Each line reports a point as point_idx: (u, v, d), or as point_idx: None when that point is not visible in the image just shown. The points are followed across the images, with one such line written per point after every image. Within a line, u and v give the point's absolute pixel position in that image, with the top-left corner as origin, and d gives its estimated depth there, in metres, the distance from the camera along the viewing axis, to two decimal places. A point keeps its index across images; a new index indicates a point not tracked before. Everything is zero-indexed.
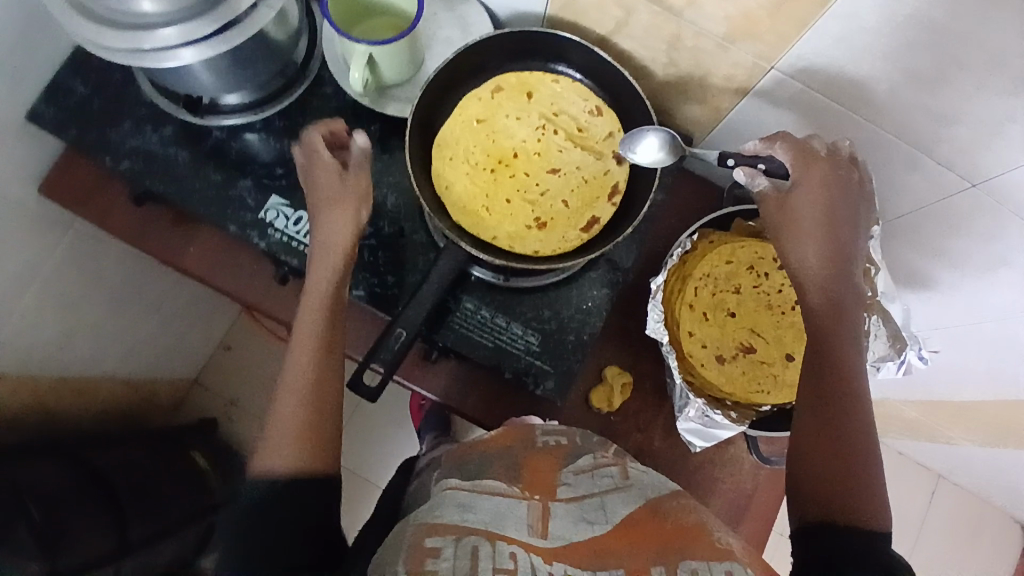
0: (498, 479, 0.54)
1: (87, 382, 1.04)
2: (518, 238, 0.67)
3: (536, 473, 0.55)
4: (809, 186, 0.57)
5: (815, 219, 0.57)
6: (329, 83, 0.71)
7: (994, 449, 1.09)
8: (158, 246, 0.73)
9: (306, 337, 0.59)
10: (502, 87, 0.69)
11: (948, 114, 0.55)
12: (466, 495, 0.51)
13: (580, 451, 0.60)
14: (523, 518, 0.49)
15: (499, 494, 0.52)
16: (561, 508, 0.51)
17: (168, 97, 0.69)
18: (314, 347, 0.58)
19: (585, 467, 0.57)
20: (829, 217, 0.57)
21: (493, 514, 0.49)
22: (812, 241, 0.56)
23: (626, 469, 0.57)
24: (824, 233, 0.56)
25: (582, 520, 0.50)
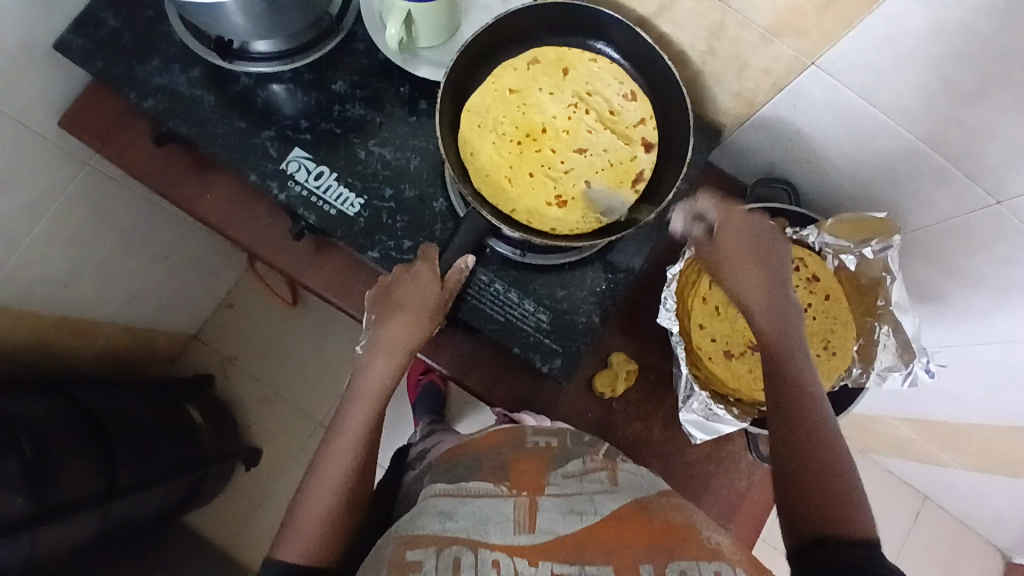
0: (484, 480, 0.54)
1: (88, 324, 1.03)
2: (537, 213, 0.66)
3: (524, 472, 0.54)
4: (732, 224, 0.60)
5: (741, 251, 0.59)
6: (363, 40, 0.71)
7: (984, 475, 1.09)
8: (174, 190, 0.72)
9: (374, 391, 0.60)
10: (539, 60, 0.69)
11: (983, 129, 0.54)
12: (447, 503, 0.51)
13: (569, 454, 0.58)
14: (509, 517, 0.49)
15: (483, 497, 0.51)
16: (548, 504, 0.50)
17: (199, 39, 0.69)
18: (378, 407, 0.59)
19: (574, 471, 0.55)
20: (755, 248, 0.59)
21: (475, 518, 0.49)
22: (744, 271, 0.58)
23: (615, 474, 0.55)
24: (760, 271, 0.58)
25: (570, 516, 0.49)
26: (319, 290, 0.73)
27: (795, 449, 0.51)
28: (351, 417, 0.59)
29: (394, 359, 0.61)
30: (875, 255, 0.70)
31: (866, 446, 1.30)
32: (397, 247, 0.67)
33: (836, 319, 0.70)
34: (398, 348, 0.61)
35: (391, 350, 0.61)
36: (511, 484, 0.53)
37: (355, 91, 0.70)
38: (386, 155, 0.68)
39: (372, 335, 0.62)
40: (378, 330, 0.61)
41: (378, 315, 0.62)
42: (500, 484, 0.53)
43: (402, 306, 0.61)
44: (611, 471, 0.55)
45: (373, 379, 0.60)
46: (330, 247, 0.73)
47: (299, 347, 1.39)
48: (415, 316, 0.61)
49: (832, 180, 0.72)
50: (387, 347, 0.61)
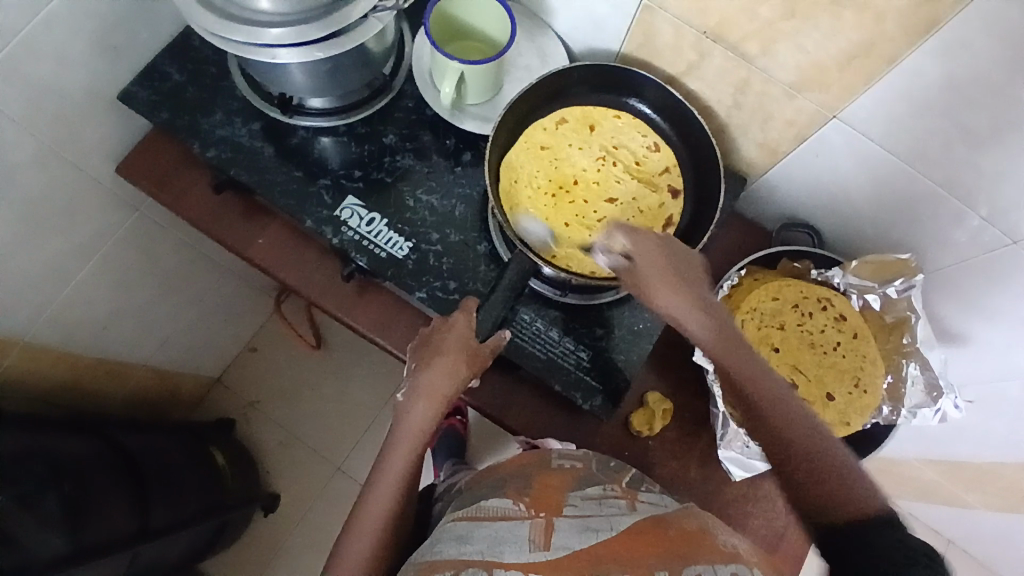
0: (503, 500, 0.53)
1: (122, 365, 1.05)
2: (577, 258, 0.70)
3: (544, 489, 0.53)
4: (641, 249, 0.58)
5: (659, 274, 0.57)
6: (411, 96, 0.76)
7: (1009, 516, 1.09)
8: (228, 235, 0.76)
9: (412, 437, 0.58)
10: (567, 119, 0.74)
11: (998, 173, 0.58)
12: (464, 526, 0.51)
13: (592, 477, 0.57)
14: (524, 537, 0.48)
15: (501, 518, 0.51)
16: (565, 523, 0.49)
17: (261, 95, 0.74)
18: (415, 456, 0.58)
19: (594, 495, 0.53)
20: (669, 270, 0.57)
21: (491, 539, 0.48)
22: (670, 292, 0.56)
23: (635, 504, 0.53)
24: (682, 285, 0.57)
25: (588, 532, 0.47)
26: (363, 330, 0.75)
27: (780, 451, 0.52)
28: (388, 465, 0.57)
29: (434, 406, 0.59)
30: (898, 295, 0.72)
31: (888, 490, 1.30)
32: (444, 288, 0.70)
33: (865, 357, 0.72)
34: (437, 393, 0.59)
35: (431, 396, 0.59)
36: (530, 504, 0.52)
37: (404, 142, 0.75)
38: (433, 202, 0.73)
39: (412, 380, 0.60)
40: (418, 376, 0.60)
41: (418, 362, 0.61)
42: (520, 501, 0.52)
43: (442, 352, 0.60)
44: (631, 500, 0.53)
45: (412, 426, 0.59)
46: (375, 289, 0.76)
47: (321, 390, 1.40)
48: (454, 362, 0.60)
49: (853, 224, 0.76)
50: (427, 392, 0.59)
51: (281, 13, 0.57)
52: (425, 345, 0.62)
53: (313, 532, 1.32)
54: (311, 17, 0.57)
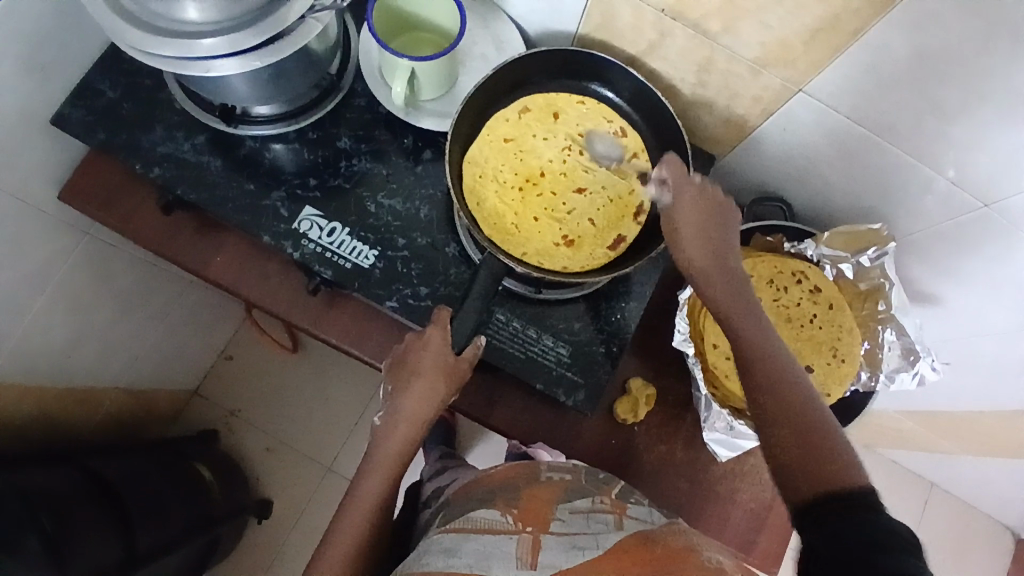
0: (492, 511, 0.54)
1: (92, 391, 1.02)
2: (547, 254, 0.68)
3: (532, 502, 0.54)
4: (686, 204, 0.59)
5: (698, 237, 0.59)
6: (362, 95, 0.73)
7: (986, 459, 1.12)
8: (182, 255, 0.73)
9: (391, 460, 0.58)
10: (530, 108, 0.71)
11: (966, 142, 0.57)
12: (451, 539, 0.51)
13: (581, 489, 0.57)
14: (511, 554, 0.49)
15: (488, 532, 0.51)
16: (552, 541, 0.50)
17: (202, 106, 0.70)
18: (394, 477, 0.58)
19: (582, 507, 0.54)
20: (707, 232, 0.59)
21: (478, 554, 0.49)
22: (698, 242, 0.58)
23: (622, 519, 0.54)
24: (707, 235, 0.59)
25: (574, 549, 0.49)
26: (334, 341, 0.73)
27: (781, 415, 0.51)
28: (365, 488, 0.57)
29: (412, 431, 0.59)
30: (871, 263, 0.73)
31: (870, 441, 1.33)
32: (414, 295, 0.68)
33: (842, 327, 0.72)
34: (416, 414, 0.59)
35: (409, 419, 0.59)
36: (517, 516, 0.53)
37: (360, 145, 0.71)
38: (396, 207, 0.70)
39: (390, 404, 0.59)
40: (396, 400, 0.59)
41: (395, 384, 0.60)
42: (507, 514, 0.53)
43: (418, 373, 0.59)
44: (619, 516, 0.54)
45: (389, 448, 0.58)
46: (343, 299, 0.73)
47: (303, 393, 1.38)
48: (431, 382, 0.59)
49: (824, 195, 0.76)
50: (406, 417, 0.59)
51: (212, 21, 0.53)
52: (400, 365, 0.60)
53: (309, 534, 1.32)
54: (245, 24, 0.53)
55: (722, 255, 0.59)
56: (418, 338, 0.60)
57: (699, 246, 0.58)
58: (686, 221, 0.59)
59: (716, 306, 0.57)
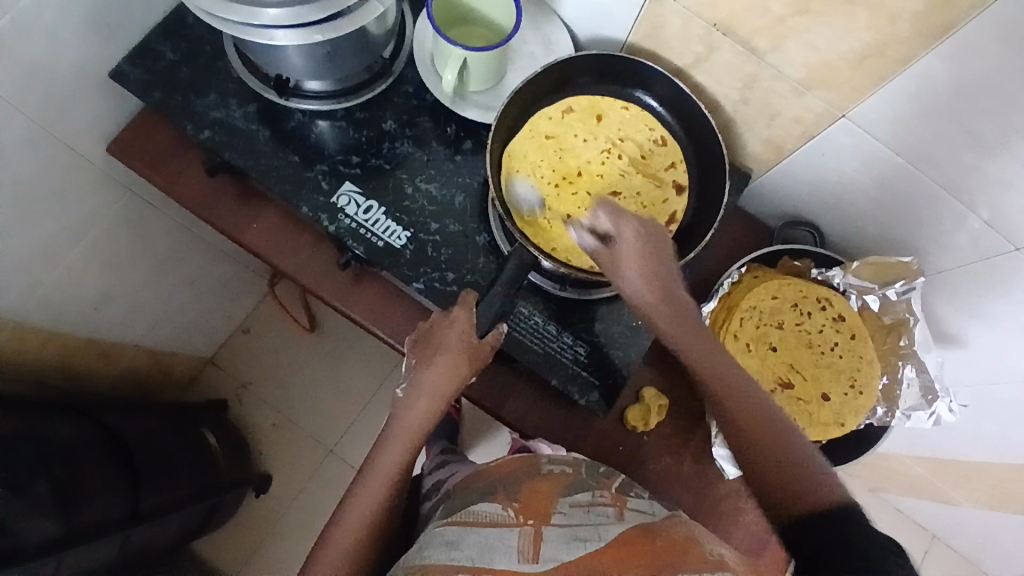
0: (492, 505, 0.54)
1: (113, 347, 1.04)
2: (575, 252, 0.69)
3: (533, 495, 0.55)
4: (625, 233, 0.59)
5: (643, 259, 0.59)
6: (411, 81, 0.75)
7: (995, 514, 1.10)
8: (221, 219, 0.75)
9: (410, 434, 0.58)
10: (573, 108, 0.72)
11: (1007, 183, 0.57)
12: (453, 532, 0.52)
13: (581, 483, 0.58)
14: (513, 547, 0.49)
15: (490, 524, 0.51)
16: (553, 532, 0.50)
17: (258, 77, 0.73)
18: (411, 452, 0.58)
19: (582, 502, 0.54)
20: (660, 258, 0.59)
21: (481, 546, 0.49)
22: (632, 272, 0.59)
23: (623, 511, 0.54)
24: (654, 263, 0.59)
25: (575, 541, 0.48)
26: (359, 319, 0.74)
27: (760, 452, 0.52)
28: (382, 460, 0.58)
29: (433, 407, 0.59)
30: (898, 296, 0.72)
31: (876, 484, 1.31)
32: (442, 279, 0.69)
33: (862, 358, 0.72)
34: (437, 391, 0.59)
35: (430, 395, 0.59)
36: (519, 510, 0.53)
37: (403, 129, 0.73)
38: (432, 191, 0.71)
39: (412, 378, 0.60)
40: (419, 374, 0.60)
41: (419, 358, 0.60)
42: (509, 507, 0.53)
43: (443, 349, 0.60)
44: (619, 508, 0.54)
45: (408, 422, 0.59)
46: (371, 278, 0.74)
47: (313, 374, 1.40)
48: (455, 360, 0.59)
49: (856, 224, 0.76)
50: (428, 392, 0.59)
51: None
52: (424, 343, 0.61)
53: (306, 514, 1.33)
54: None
55: (658, 278, 0.59)
56: (444, 318, 0.61)
57: (637, 274, 0.59)
58: (631, 262, 0.59)
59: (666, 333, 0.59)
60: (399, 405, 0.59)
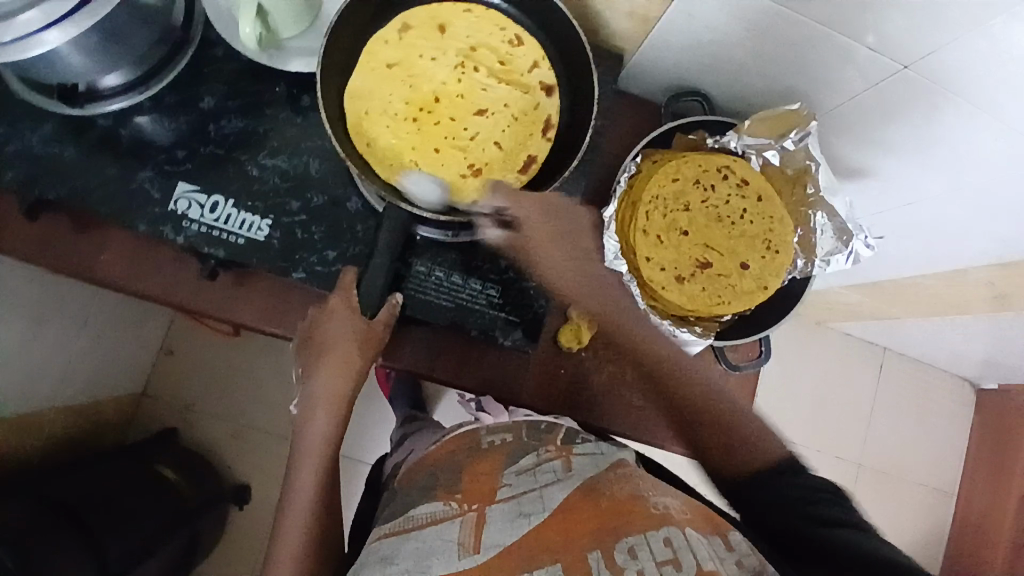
0: (432, 502, 0.51)
1: (19, 418, 0.95)
2: (454, 190, 0.63)
3: (476, 478, 0.53)
4: (334, 320, 0.56)
5: (343, 350, 0.56)
6: (219, 44, 0.64)
7: (932, 319, 1.16)
8: (59, 260, 0.65)
9: (320, 445, 0.57)
10: (411, 25, 0.64)
11: (876, 3, 0.53)
12: (388, 545, 0.49)
13: (526, 447, 0.56)
14: (454, 542, 0.47)
15: (432, 523, 0.49)
16: (497, 512, 0.49)
17: (40, 90, 0.61)
18: (328, 461, 0.57)
19: (528, 465, 0.54)
20: (358, 342, 0.57)
21: (419, 554, 0.47)
22: (336, 376, 0.57)
23: (569, 461, 0.54)
24: (345, 343, 0.56)
25: (519, 520, 0.48)
26: (250, 324, 0.67)
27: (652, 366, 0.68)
28: (300, 481, 0.56)
29: (334, 411, 0.58)
30: (796, 146, 0.70)
31: (824, 318, 1.35)
32: (323, 260, 0.62)
33: (772, 218, 0.68)
34: (336, 394, 0.58)
35: (328, 400, 0.58)
36: (462, 499, 0.51)
37: (229, 102, 0.64)
38: (282, 166, 0.63)
39: (305, 388, 0.58)
40: (310, 382, 0.58)
41: (305, 366, 0.58)
42: (450, 501, 0.51)
43: (328, 349, 0.57)
44: (566, 458, 0.54)
45: (315, 435, 0.57)
46: (252, 277, 0.67)
47: (258, 374, 1.34)
48: (343, 358, 0.57)
49: (741, 81, 0.71)
50: (324, 398, 0.58)
51: None
52: (304, 351, 0.58)
53: None
54: None
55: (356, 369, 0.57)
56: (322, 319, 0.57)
57: (334, 381, 0.57)
58: (337, 330, 0.56)
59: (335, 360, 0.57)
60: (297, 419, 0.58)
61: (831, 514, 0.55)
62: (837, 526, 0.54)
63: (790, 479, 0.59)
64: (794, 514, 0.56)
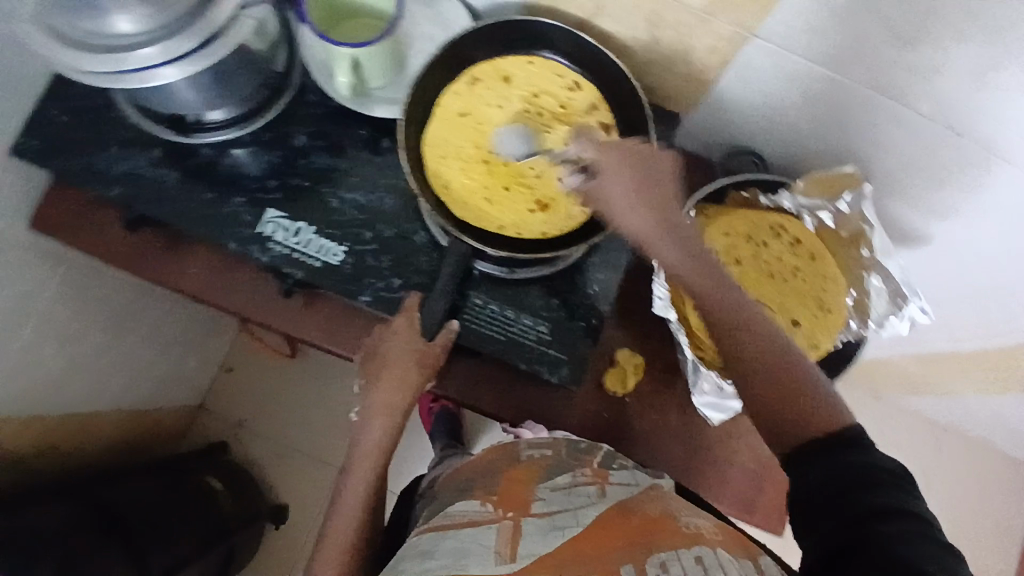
0: (469, 501, 0.54)
1: (90, 418, 1.02)
2: (523, 224, 0.67)
3: (511, 485, 0.54)
4: (396, 334, 0.60)
5: (402, 363, 0.60)
6: (313, 91, 0.72)
7: (995, 396, 1.10)
8: (154, 272, 0.72)
9: (372, 454, 0.60)
10: (478, 78, 0.69)
11: (934, 69, 0.55)
12: (428, 540, 0.50)
13: (562, 464, 0.58)
14: (492, 548, 0.47)
15: (468, 524, 0.50)
16: (532, 524, 0.49)
17: (153, 118, 0.69)
18: (377, 472, 0.59)
19: (563, 484, 0.55)
20: (416, 360, 0.60)
21: (454, 552, 0.47)
22: (386, 388, 0.60)
23: (604, 487, 0.55)
24: (403, 356, 0.60)
25: (553, 532, 0.48)
26: (316, 342, 0.72)
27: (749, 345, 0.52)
28: (350, 487, 0.59)
29: (388, 424, 0.60)
30: (851, 208, 0.70)
31: (877, 388, 1.30)
32: (387, 287, 0.67)
33: (825, 277, 0.70)
34: (392, 408, 0.61)
35: (384, 413, 0.60)
36: (498, 504, 0.52)
37: (317, 141, 0.71)
38: (360, 200, 0.69)
39: (364, 398, 0.61)
40: (370, 393, 0.61)
41: (366, 377, 0.62)
42: (486, 504, 0.53)
43: (388, 364, 0.60)
44: (601, 485, 0.55)
45: (370, 443, 0.60)
46: (320, 299, 0.73)
47: (306, 397, 1.39)
48: (402, 373, 0.60)
49: (795, 143, 0.74)
50: (380, 409, 0.60)
51: (144, 32, 0.52)
52: (366, 365, 0.62)
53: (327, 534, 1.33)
54: (176, 28, 0.52)
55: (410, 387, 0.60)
56: (387, 336, 0.61)
57: (385, 393, 0.60)
58: (396, 343, 0.60)
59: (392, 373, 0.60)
60: (354, 426, 0.61)
61: (889, 506, 0.44)
62: (923, 556, 0.41)
63: (860, 456, 0.47)
64: (862, 493, 0.45)
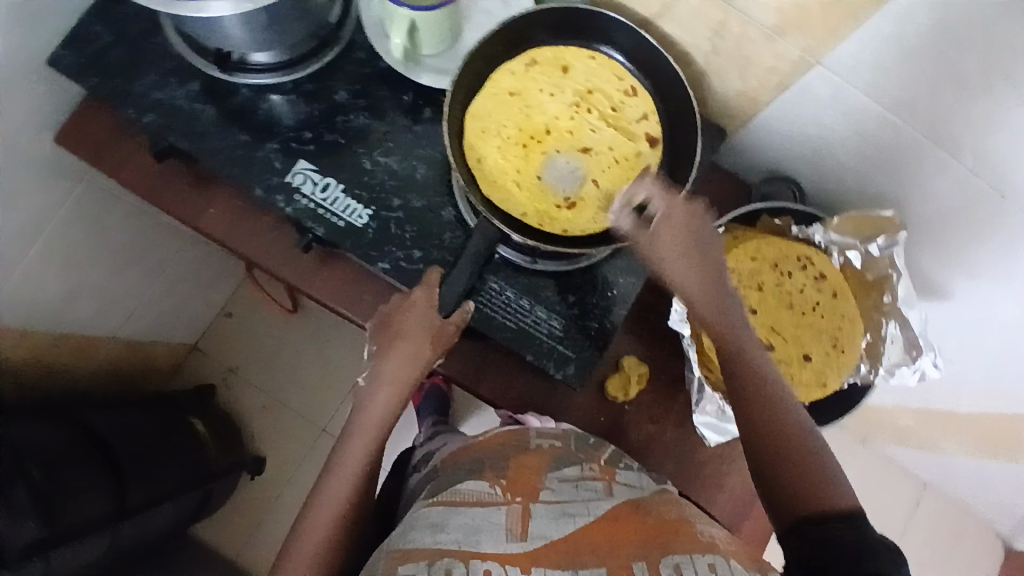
0: (479, 482, 0.53)
1: (90, 341, 1.02)
2: (548, 216, 0.66)
3: (521, 471, 0.54)
4: (414, 307, 0.60)
5: (417, 337, 0.59)
6: (362, 48, 0.71)
7: (983, 461, 1.10)
8: (175, 205, 0.71)
9: (374, 425, 0.58)
10: (536, 62, 0.69)
11: (993, 125, 0.55)
12: (438, 512, 0.49)
13: (571, 456, 0.57)
14: (502, 526, 0.48)
15: (478, 504, 0.50)
16: (541, 509, 0.50)
17: (200, 53, 0.69)
18: (378, 443, 0.58)
19: (572, 476, 0.54)
20: (432, 334, 0.59)
21: (467, 529, 0.48)
22: (398, 359, 0.60)
23: (612, 485, 0.54)
24: (418, 329, 0.59)
25: (565, 519, 0.49)
26: (327, 301, 0.72)
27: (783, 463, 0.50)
28: (348, 455, 0.57)
29: (395, 396, 0.59)
30: (881, 251, 0.70)
31: (865, 435, 1.30)
32: (407, 258, 0.66)
33: (844, 317, 0.69)
34: (400, 380, 0.60)
35: (393, 384, 0.59)
36: (507, 487, 0.52)
37: (357, 99, 0.69)
38: (392, 165, 0.68)
39: (373, 366, 0.60)
40: (380, 362, 0.60)
41: (379, 345, 0.61)
42: (497, 486, 0.52)
43: (403, 335, 0.60)
44: (609, 481, 0.54)
45: (373, 414, 0.59)
46: (335, 259, 0.72)
47: (299, 354, 1.38)
48: (416, 347, 0.59)
49: (836, 176, 0.73)
50: (389, 379, 0.59)
51: None
52: (377, 334, 0.61)
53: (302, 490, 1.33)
54: None
55: (420, 362, 0.60)
56: (405, 307, 0.60)
57: (396, 363, 0.60)
58: (413, 315, 0.60)
59: (406, 344, 0.60)
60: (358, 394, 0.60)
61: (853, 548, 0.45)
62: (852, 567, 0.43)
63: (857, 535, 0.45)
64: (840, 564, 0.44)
